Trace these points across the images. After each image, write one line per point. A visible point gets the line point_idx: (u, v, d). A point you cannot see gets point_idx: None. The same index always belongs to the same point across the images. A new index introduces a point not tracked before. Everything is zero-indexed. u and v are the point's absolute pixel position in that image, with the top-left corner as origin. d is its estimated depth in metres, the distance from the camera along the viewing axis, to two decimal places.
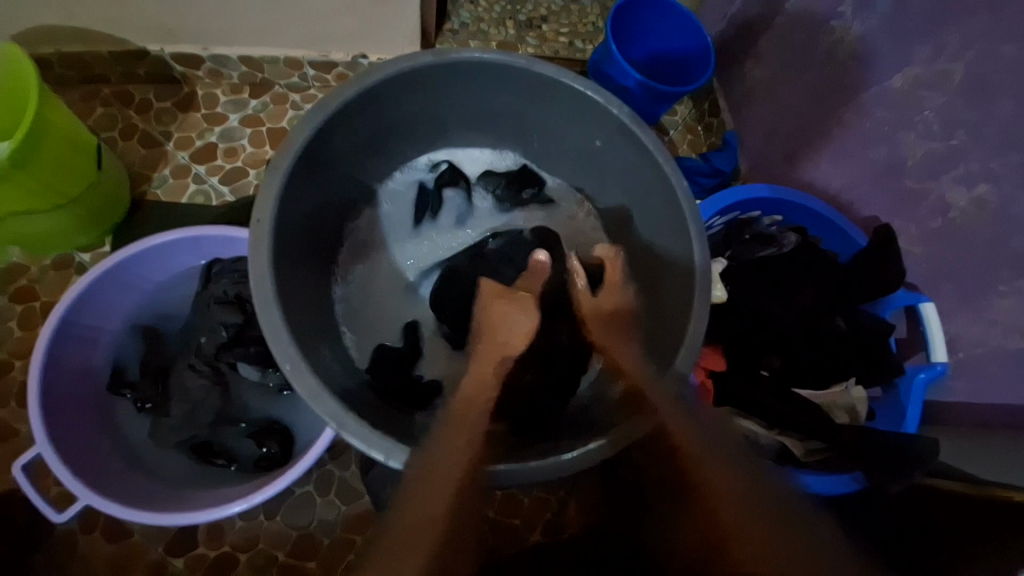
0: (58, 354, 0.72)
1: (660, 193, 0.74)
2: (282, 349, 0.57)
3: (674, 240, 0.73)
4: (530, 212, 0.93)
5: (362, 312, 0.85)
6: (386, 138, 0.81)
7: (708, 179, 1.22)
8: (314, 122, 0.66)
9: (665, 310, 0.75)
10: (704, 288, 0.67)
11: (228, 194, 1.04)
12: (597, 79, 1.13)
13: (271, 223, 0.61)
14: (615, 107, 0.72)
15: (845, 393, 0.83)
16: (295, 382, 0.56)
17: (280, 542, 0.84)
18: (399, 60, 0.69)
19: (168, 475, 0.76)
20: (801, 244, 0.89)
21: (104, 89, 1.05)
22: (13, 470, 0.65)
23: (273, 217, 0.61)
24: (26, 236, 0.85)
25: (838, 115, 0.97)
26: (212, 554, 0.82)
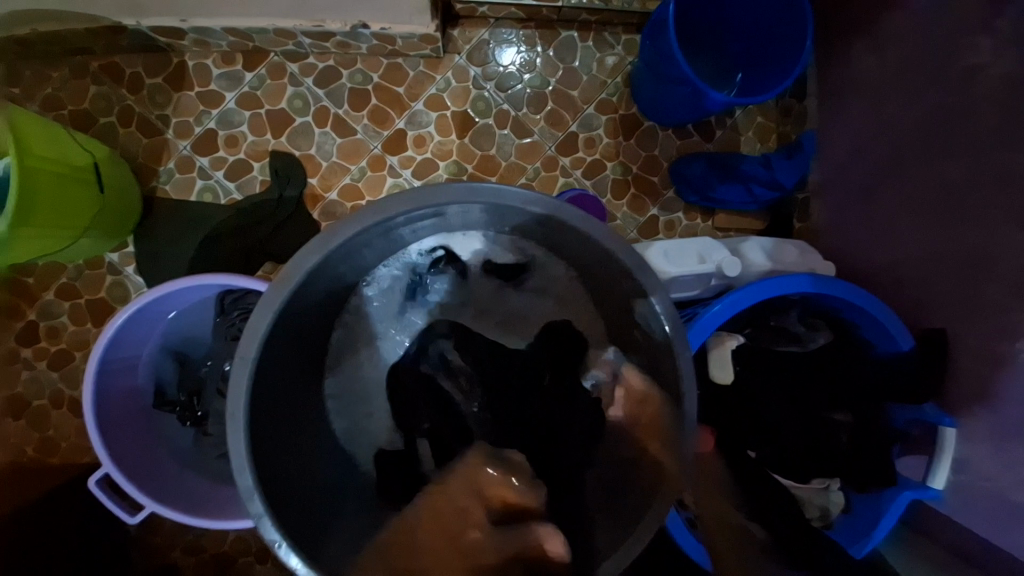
0: (105, 388, 0.82)
1: (653, 348, 0.68)
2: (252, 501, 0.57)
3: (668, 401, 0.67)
4: (529, 307, 0.85)
5: (354, 406, 0.82)
6: (388, 241, 0.71)
7: (766, 190, 1.02)
8: (309, 259, 0.58)
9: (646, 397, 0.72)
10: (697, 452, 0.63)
11: (235, 191, 1.00)
12: (653, 44, 0.91)
13: (253, 363, 0.58)
14: (633, 258, 0.63)
15: (824, 493, 0.85)
16: (264, 531, 0.57)
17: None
18: (404, 197, 0.59)
19: (212, 473, 0.90)
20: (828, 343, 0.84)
21: (91, 62, 0.98)
22: (89, 484, 0.81)
23: (255, 358, 0.57)
24: (68, 255, 0.91)
25: (942, 165, 0.77)
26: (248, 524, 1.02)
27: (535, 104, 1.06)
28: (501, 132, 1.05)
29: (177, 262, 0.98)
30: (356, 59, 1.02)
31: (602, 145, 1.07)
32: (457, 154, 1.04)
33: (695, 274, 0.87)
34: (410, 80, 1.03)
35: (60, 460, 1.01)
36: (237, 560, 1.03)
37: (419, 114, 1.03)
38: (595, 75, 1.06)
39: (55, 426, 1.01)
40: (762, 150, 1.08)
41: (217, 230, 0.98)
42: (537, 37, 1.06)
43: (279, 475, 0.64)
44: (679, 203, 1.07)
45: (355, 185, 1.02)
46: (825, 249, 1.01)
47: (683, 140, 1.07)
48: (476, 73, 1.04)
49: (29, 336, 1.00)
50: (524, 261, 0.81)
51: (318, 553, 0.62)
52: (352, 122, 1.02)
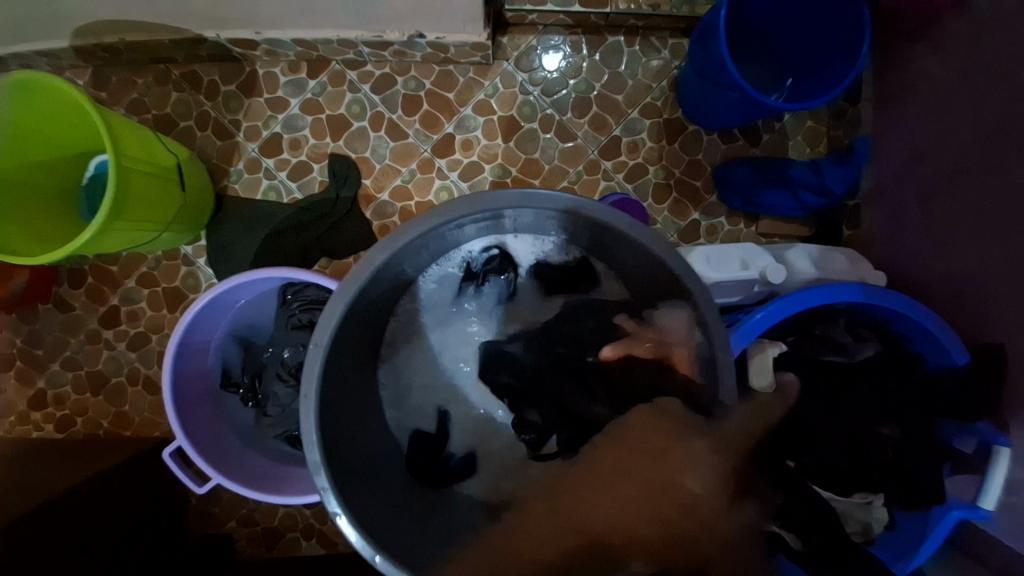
0: (181, 367, 0.90)
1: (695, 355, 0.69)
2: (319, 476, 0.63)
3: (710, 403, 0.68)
4: None
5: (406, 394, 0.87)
6: (446, 240, 0.76)
7: (814, 196, 1.01)
8: (379, 256, 0.64)
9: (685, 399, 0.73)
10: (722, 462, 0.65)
11: (296, 190, 1.08)
12: (701, 49, 0.91)
13: (325, 348, 0.64)
14: (677, 262, 0.65)
15: (866, 508, 0.81)
16: (327, 501, 0.63)
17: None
18: (465, 200, 0.64)
19: (269, 452, 0.98)
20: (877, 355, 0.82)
21: (173, 70, 1.08)
22: (164, 455, 0.89)
23: (327, 343, 0.63)
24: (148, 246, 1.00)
25: (1007, 175, 0.74)
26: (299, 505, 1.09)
27: (579, 109, 1.08)
28: (545, 136, 1.08)
29: (243, 255, 1.07)
30: (410, 66, 1.07)
31: (645, 150, 1.08)
32: (502, 157, 1.07)
33: (737, 280, 0.88)
34: (460, 87, 1.07)
35: (134, 432, 1.11)
36: (285, 535, 1.10)
37: (467, 119, 1.07)
38: (641, 79, 1.08)
39: (130, 401, 1.11)
40: (811, 154, 1.06)
41: (278, 227, 1.06)
42: (584, 42, 1.08)
43: (342, 453, 0.70)
44: (722, 208, 1.07)
45: (405, 187, 1.07)
46: (877, 258, 0.98)
47: (729, 145, 1.07)
48: (523, 79, 1.08)
49: (111, 319, 1.11)
50: (570, 263, 0.84)
51: (375, 526, 0.67)
52: (405, 127, 1.07)
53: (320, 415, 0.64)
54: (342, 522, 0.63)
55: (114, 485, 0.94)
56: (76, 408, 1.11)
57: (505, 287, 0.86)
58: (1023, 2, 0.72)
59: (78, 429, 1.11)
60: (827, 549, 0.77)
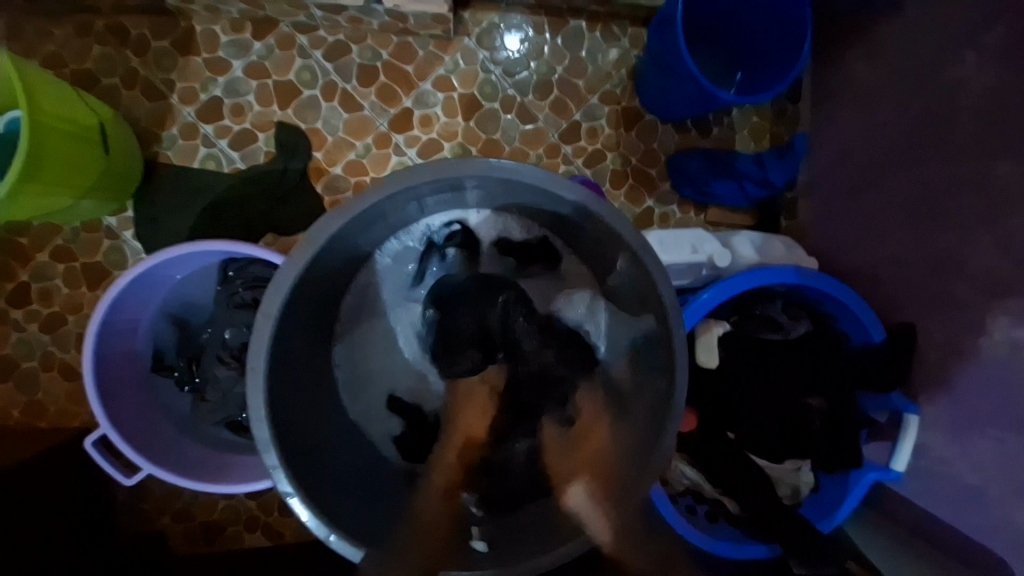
0: (104, 348, 0.82)
1: (650, 332, 0.72)
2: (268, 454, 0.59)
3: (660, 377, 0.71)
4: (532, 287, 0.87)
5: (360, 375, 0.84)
6: (405, 212, 0.73)
7: (757, 188, 1.07)
8: (334, 224, 0.61)
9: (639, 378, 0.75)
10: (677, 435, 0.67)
11: (238, 160, 1.00)
12: (659, 39, 0.94)
13: (276, 319, 0.60)
14: (634, 239, 0.67)
15: (795, 474, 0.90)
16: (277, 481, 0.60)
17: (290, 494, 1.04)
18: (425, 168, 0.62)
19: (207, 439, 0.92)
20: (808, 334, 0.89)
21: (96, 20, 0.98)
22: (85, 444, 0.81)
23: (278, 314, 0.60)
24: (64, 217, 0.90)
25: (924, 171, 0.82)
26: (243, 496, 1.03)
27: (540, 92, 1.08)
28: (506, 117, 1.07)
29: (178, 228, 0.98)
30: (367, 35, 1.02)
31: (604, 136, 1.10)
32: (462, 136, 1.05)
33: (687, 263, 0.92)
34: (419, 60, 1.04)
35: (49, 423, 1.00)
36: (227, 528, 1.04)
37: (427, 94, 1.04)
38: (600, 66, 1.09)
39: (44, 389, 1.00)
40: (756, 149, 1.12)
41: (218, 200, 0.98)
42: (546, 25, 1.07)
43: (293, 434, 0.67)
44: (675, 196, 1.11)
45: (360, 161, 1.03)
46: (811, 246, 1.06)
47: (682, 136, 1.11)
48: (485, 57, 1.06)
49: (20, 297, 0.99)
50: (532, 241, 0.84)
51: (328, 507, 0.65)
52: (361, 99, 1.03)
53: (269, 391, 0.61)
54: (294, 502, 0.61)
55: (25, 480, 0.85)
56: None
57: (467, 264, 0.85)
58: (943, 14, 0.79)
59: None
60: (763, 512, 0.84)
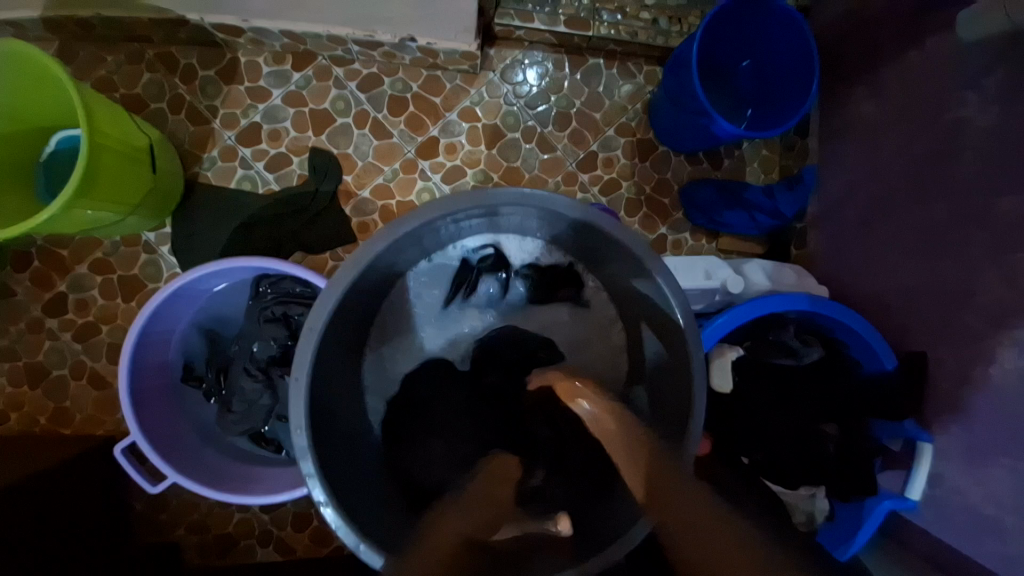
0: (140, 358, 0.86)
1: (670, 354, 0.75)
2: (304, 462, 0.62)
3: (679, 397, 0.73)
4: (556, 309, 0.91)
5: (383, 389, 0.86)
6: (442, 234, 0.78)
7: (768, 218, 1.11)
8: (378, 244, 0.66)
9: (657, 397, 0.78)
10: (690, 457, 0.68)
11: (273, 182, 1.06)
12: (674, 77, 0.99)
13: (320, 331, 0.64)
14: (655, 268, 0.70)
15: (810, 500, 0.92)
16: (312, 489, 0.63)
17: (305, 508, 1.05)
18: (465, 196, 0.67)
19: (231, 451, 0.94)
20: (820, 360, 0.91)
21: (148, 51, 1.05)
22: (116, 450, 0.83)
23: (323, 326, 0.64)
24: (110, 230, 0.96)
25: (930, 205, 0.86)
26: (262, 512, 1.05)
27: (560, 123, 1.13)
28: (527, 146, 1.12)
29: (211, 244, 1.03)
30: (398, 68, 1.09)
31: (619, 166, 1.15)
32: (485, 163, 1.11)
33: (701, 289, 0.95)
34: (447, 92, 1.10)
35: (74, 430, 1.03)
36: (239, 542, 1.05)
37: (452, 124, 1.10)
38: (617, 100, 1.15)
39: (73, 396, 1.03)
40: (765, 180, 1.17)
41: (251, 218, 1.03)
42: (566, 62, 1.14)
43: (327, 445, 0.69)
44: (687, 224, 1.15)
45: (387, 185, 1.08)
46: (820, 275, 1.09)
47: (694, 167, 1.16)
48: (508, 90, 1.12)
49: (56, 307, 1.03)
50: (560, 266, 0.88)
51: (358, 517, 0.67)
52: (390, 127, 1.09)
53: (309, 401, 0.63)
54: (327, 512, 0.63)
55: (51, 484, 0.87)
56: (11, 402, 1.02)
57: (497, 285, 0.89)
58: (944, 60, 0.84)
59: (11, 427, 1.02)
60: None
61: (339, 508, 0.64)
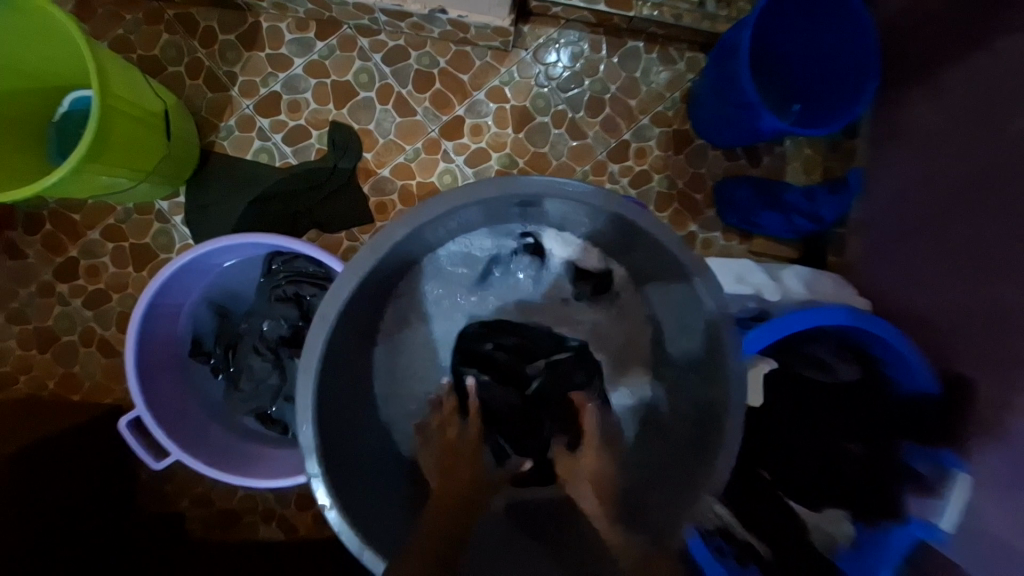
0: (148, 331, 0.84)
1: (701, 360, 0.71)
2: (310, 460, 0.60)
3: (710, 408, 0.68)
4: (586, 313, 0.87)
5: (392, 376, 0.83)
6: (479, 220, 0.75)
7: (806, 221, 1.05)
8: (398, 229, 0.62)
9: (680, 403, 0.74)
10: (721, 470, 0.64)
11: (290, 155, 1.02)
12: (718, 66, 0.94)
13: (331, 322, 0.61)
14: (696, 271, 0.66)
15: (832, 522, 0.85)
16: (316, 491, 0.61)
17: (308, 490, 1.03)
18: (493, 182, 0.63)
19: (237, 430, 0.92)
20: (855, 377, 0.86)
21: (168, 11, 1.01)
22: (120, 423, 0.82)
23: (333, 318, 0.60)
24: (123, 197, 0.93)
25: (987, 218, 0.80)
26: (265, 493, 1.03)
27: (591, 109, 1.07)
28: (556, 131, 1.07)
29: (226, 217, 1.00)
30: (426, 42, 1.04)
31: (652, 157, 1.09)
32: (511, 147, 1.06)
33: (733, 293, 0.90)
34: (475, 69, 1.05)
35: (82, 397, 1.02)
36: (242, 518, 1.04)
37: (479, 104, 1.05)
38: (655, 87, 1.08)
39: (82, 362, 1.02)
40: (807, 180, 1.10)
41: (266, 191, 1.00)
42: (603, 43, 1.07)
43: (335, 440, 0.67)
44: (718, 224, 1.10)
45: (408, 165, 1.03)
46: (857, 286, 1.04)
47: (731, 163, 1.10)
48: (539, 71, 1.06)
49: (68, 271, 1.02)
50: (597, 269, 0.84)
51: (362, 517, 0.65)
52: (414, 104, 1.04)
53: (316, 396, 0.61)
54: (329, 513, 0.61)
55: (56, 451, 0.86)
56: (20, 365, 1.01)
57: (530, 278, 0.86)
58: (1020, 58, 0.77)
59: (19, 389, 1.01)
60: (794, 555, 0.82)
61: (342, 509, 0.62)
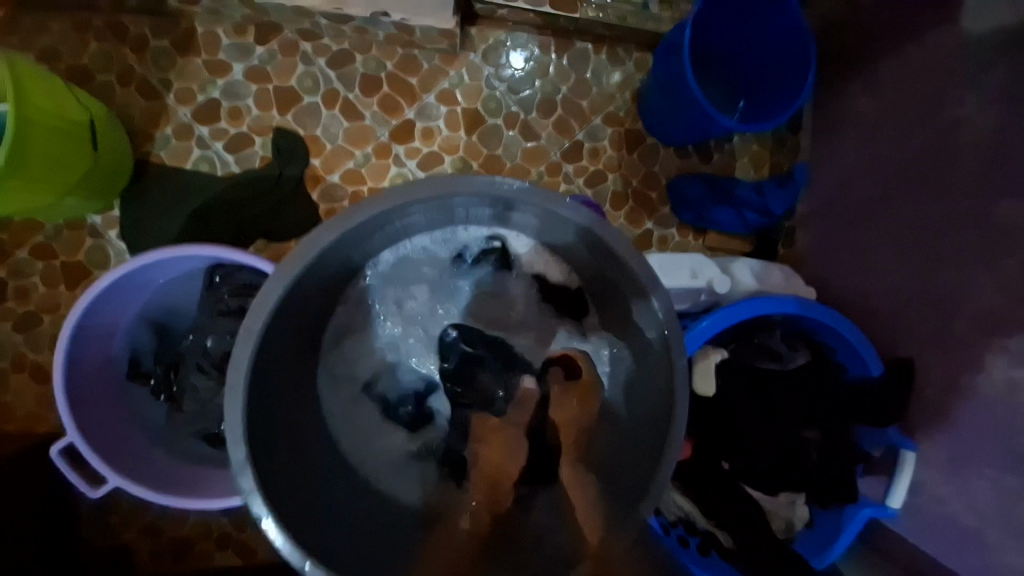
0: (77, 352, 0.79)
1: (647, 353, 0.72)
2: (244, 477, 0.58)
3: (660, 400, 0.69)
4: (550, 327, 0.84)
5: (347, 385, 0.81)
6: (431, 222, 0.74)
7: (756, 215, 1.07)
8: (332, 231, 0.60)
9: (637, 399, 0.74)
10: (674, 455, 0.65)
11: (233, 164, 0.98)
12: (663, 66, 0.95)
13: (261, 330, 0.59)
14: (637, 267, 0.65)
15: (790, 507, 0.88)
16: (251, 506, 0.58)
17: None
18: (430, 182, 0.62)
19: (183, 453, 0.87)
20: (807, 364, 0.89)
21: (95, 17, 0.96)
22: (50, 453, 0.77)
23: (262, 325, 0.58)
24: (50, 215, 0.88)
25: (921, 207, 0.83)
26: (223, 518, 0.98)
27: (543, 110, 1.07)
28: (508, 133, 1.06)
29: (164, 230, 0.95)
30: (372, 45, 1.02)
31: (605, 157, 1.10)
32: (464, 150, 1.04)
33: (686, 289, 0.91)
34: (423, 72, 1.03)
35: (15, 427, 0.95)
36: (195, 546, 0.97)
37: (429, 107, 1.03)
38: (605, 87, 1.09)
39: (13, 391, 0.95)
40: (755, 176, 1.12)
41: (208, 202, 0.95)
42: (552, 45, 1.08)
43: (270, 455, 0.64)
44: (673, 220, 1.11)
45: (358, 170, 1.01)
46: (807, 276, 1.06)
47: (683, 160, 1.11)
48: (489, 73, 1.06)
49: None
50: (563, 282, 0.81)
51: (304, 534, 0.62)
52: (362, 108, 1.01)
53: (247, 409, 0.59)
54: (268, 529, 0.58)
55: None
56: None
57: (493, 283, 0.84)
58: (945, 55, 0.81)
59: None
60: (759, 544, 0.82)
61: (283, 524, 0.59)
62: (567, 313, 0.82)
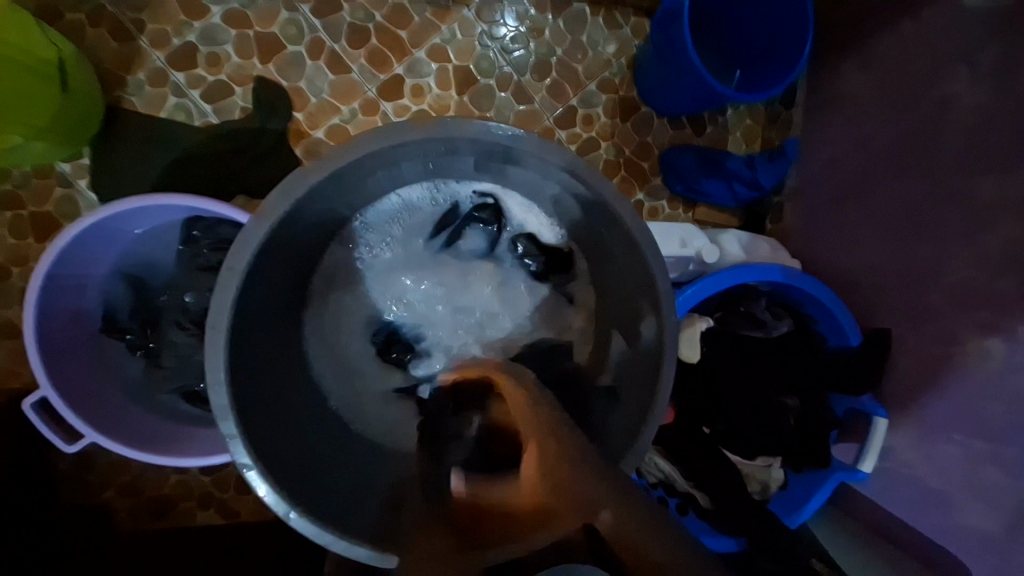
0: (49, 304, 0.75)
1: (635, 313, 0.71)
2: (226, 422, 0.57)
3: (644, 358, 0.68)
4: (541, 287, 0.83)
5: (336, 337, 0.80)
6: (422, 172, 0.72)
7: (746, 189, 1.07)
8: (317, 172, 0.58)
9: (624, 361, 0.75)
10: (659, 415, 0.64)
11: (211, 114, 0.94)
12: (660, 32, 0.93)
13: (244, 271, 0.57)
14: (630, 223, 0.64)
15: (766, 470, 0.90)
16: (234, 452, 0.57)
17: None
18: (420, 125, 0.60)
19: (161, 410, 0.85)
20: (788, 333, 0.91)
21: None
22: (22, 405, 0.75)
23: (245, 266, 0.56)
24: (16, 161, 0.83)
25: (908, 183, 0.84)
26: (206, 478, 0.97)
27: (537, 72, 1.05)
28: (501, 95, 1.04)
29: (140, 182, 0.91)
30: None
31: (599, 124, 1.08)
32: (454, 110, 1.02)
33: (676, 257, 0.92)
34: (414, 26, 1.00)
35: None
36: (177, 504, 0.96)
37: (420, 63, 1.00)
38: (600, 52, 1.07)
39: None
40: (747, 151, 1.13)
41: (186, 154, 0.91)
42: (548, 4, 1.05)
43: (254, 404, 0.62)
44: (664, 191, 1.11)
45: (344, 127, 0.98)
46: (793, 250, 1.08)
47: (676, 131, 1.11)
48: (483, 31, 1.02)
49: None
50: (557, 244, 0.81)
51: (289, 480, 0.62)
52: (349, 61, 0.98)
53: (230, 353, 0.57)
54: (252, 475, 0.58)
55: None
56: None
57: (485, 241, 0.83)
58: (940, 28, 0.81)
59: None
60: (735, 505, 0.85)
61: (266, 470, 0.59)
62: (559, 273, 0.82)
